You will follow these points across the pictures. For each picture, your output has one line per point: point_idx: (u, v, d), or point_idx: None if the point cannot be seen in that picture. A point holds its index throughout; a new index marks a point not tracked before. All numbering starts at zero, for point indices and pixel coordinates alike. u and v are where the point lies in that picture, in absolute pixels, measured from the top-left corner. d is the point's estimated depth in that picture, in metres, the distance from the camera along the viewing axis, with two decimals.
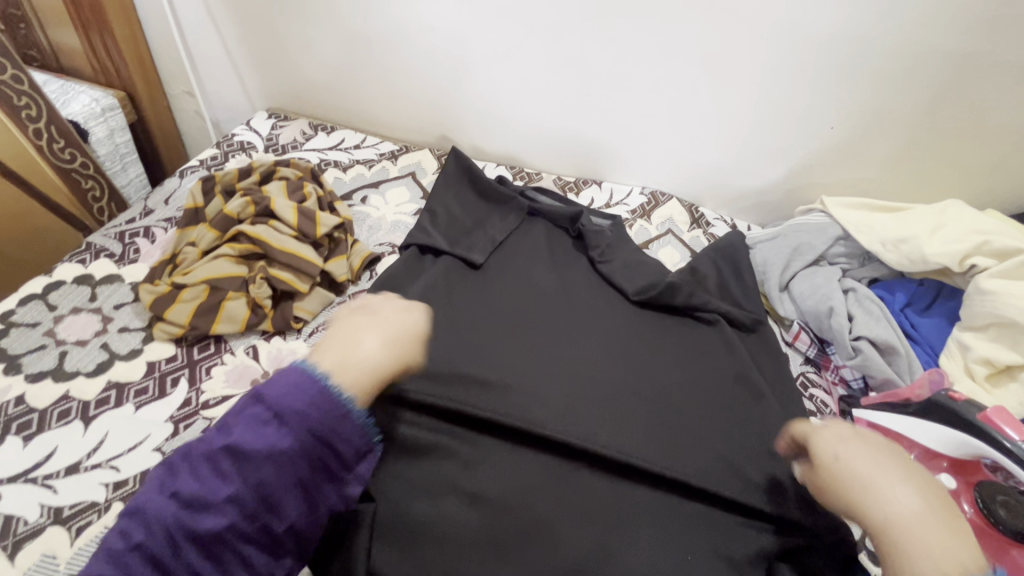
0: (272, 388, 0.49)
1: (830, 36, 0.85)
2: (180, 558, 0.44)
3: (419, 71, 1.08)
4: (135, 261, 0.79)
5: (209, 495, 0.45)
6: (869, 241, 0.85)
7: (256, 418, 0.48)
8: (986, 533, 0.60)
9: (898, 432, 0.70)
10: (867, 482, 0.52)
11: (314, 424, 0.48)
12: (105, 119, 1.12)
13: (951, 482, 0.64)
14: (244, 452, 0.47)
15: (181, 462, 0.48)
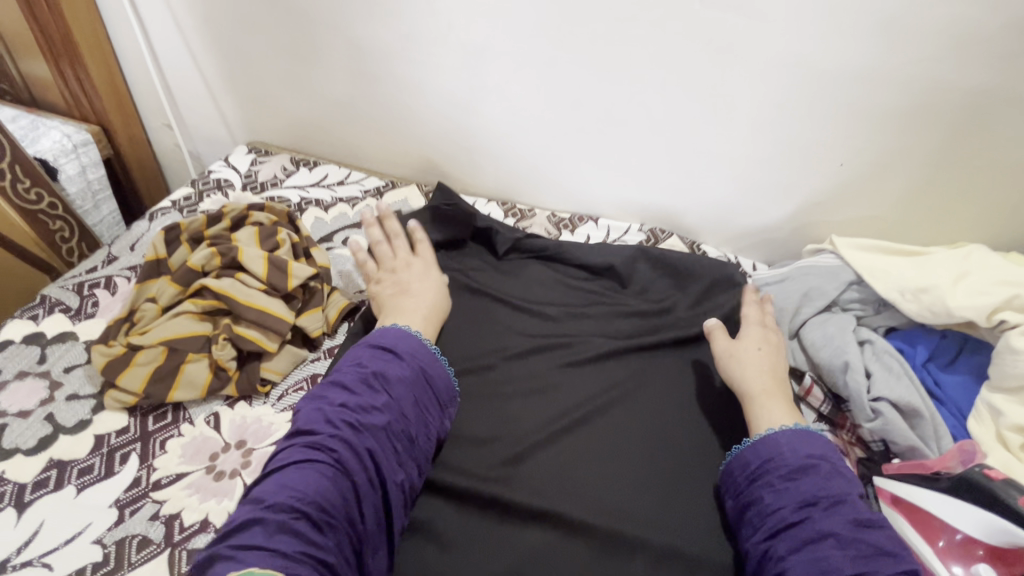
0: (384, 338, 0.67)
1: (835, 70, 0.80)
2: (350, 446, 0.56)
3: (405, 104, 1.04)
4: (92, 316, 0.74)
5: (366, 405, 0.59)
6: (886, 289, 0.79)
7: (382, 358, 0.64)
8: None
9: (923, 509, 0.63)
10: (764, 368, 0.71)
11: (424, 358, 0.67)
12: (76, 155, 1.09)
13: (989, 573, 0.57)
14: (390, 374, 0.62)
15: (321, 394, 0.61)
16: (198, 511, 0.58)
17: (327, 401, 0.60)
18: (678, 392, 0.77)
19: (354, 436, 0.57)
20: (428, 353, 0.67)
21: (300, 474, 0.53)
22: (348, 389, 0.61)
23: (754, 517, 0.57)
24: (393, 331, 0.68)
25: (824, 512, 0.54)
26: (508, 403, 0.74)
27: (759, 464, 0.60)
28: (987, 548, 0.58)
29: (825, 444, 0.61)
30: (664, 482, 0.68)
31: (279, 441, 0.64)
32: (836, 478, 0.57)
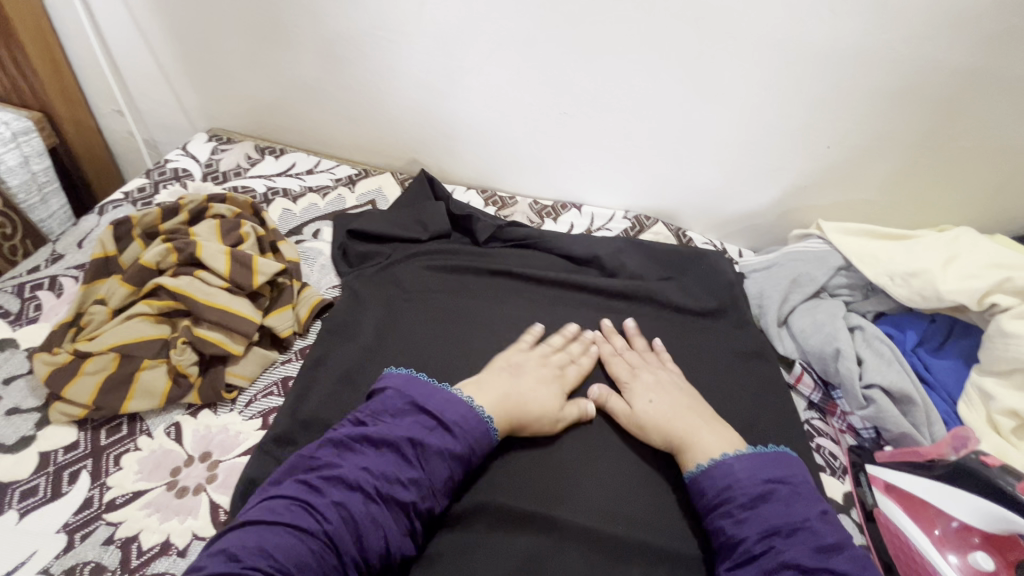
0: (431, 399, 0.60)
1: (824, 49, 0.78)
2: (364, 528, 0.51)
3: (376, 88, 0.98)
4: (34, 321, 0.67)
5: (395, 477, 0.54)
6: (875, 273, 0.77)
7: (423, 421, 0.58)
8: None
9: (922, 499, 0.62)
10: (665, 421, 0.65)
11: (473, 430, 0.59)
12: (16, 144, 0.99)
13: (988, 562, 0.57)
14: (429, 446, 0.56)
15: (346, 445, 0.55)
16: (158, 532, 0.53)
17: (350, 459, 0.54)
18: None
19: (371, 510, 0.52)
20: (479, 425, 0.60)
21: (281, 537, 0.48)
22: (375, 452, 0.55)
23: (722, 547, 0.55)
24: (445, 393, 0.61)
25: (786, 540, 0.52)
26: None
27: (719, 489, 0.58)
28: (984, 538, 0.58)
29: (777, 465, 0.59)
30: (656, 478, 0.65)
31: (247, 452, 0.60)
32: (796, 502, 0.55)
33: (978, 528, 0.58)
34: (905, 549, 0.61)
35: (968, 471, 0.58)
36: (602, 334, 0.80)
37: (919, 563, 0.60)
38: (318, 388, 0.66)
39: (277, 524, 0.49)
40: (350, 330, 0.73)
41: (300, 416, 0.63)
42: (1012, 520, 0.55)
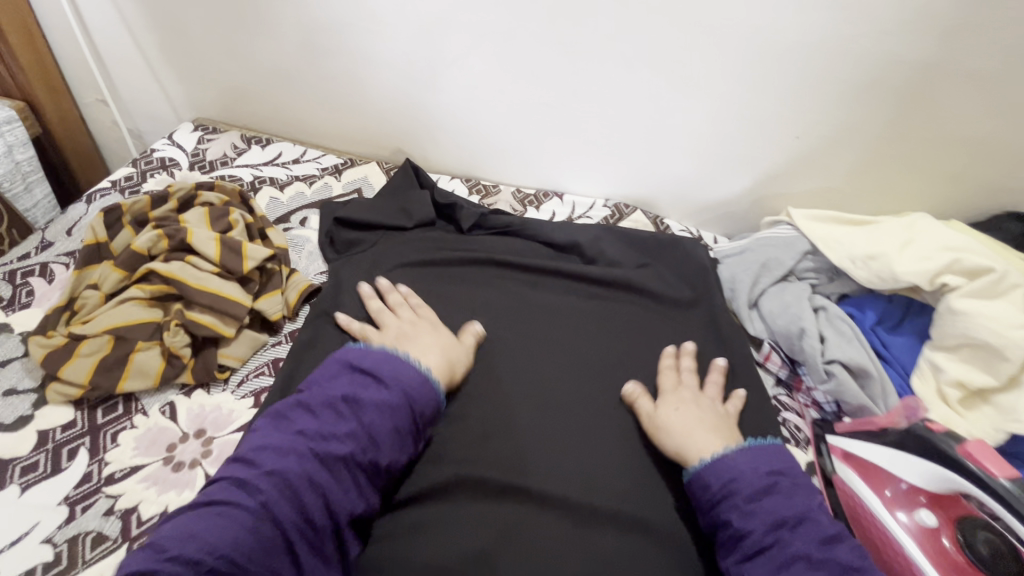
0: (366, 360, 0.63)
1: (790, 42, 0.81)
2: (298, 493, 0.52)
3: (360, 78, 1.00)
4: (27, 306, 0.69)
5: (331, 432, 0.56)
6: (838, 257, 0.82)
7: (359, 381, 0.61)
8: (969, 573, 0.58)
9: (875, 464, 0.67)
10: (686, 430, 0.67)
11: (408, 381, 0.62)
12: (0, 134, 0.99)
13: (931, 518, 0.62)
14: (363, 401, 0.59)
15: (284, 414, 0.59)
16: (156, 504, 0.56)
17: (288, 425, 0.57)
18: (644, 363, 0.79)
19: (307, 468, 0.54)
20: (416, 378, 0.63)
21: (210, 518, 0.49)
22: (314, 414, 0.58)
23: (728, 540, 0.58)
24: (379, 353, 0.65)
25: (792, 532, 0.55)
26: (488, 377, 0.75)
27: (725, 484, 0.60)
28: (929, 497, 0.63)
29: (772, 459, 0.62)
30: (630, 450, 0.69)
31: (241, 428, 0.63)
32: (797, 493, 0.59)
33: (923, 487, 0.63)
34: (861, 509, 0.66)
35: (916, 437, 0.63)
36: (582, 317, 0.83)
37: (872, 522, 0.64)
38: (307, 368, 0.68)
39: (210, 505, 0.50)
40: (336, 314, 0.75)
41: (291, 394, 0.65)
42: (956, 481, 0.59)
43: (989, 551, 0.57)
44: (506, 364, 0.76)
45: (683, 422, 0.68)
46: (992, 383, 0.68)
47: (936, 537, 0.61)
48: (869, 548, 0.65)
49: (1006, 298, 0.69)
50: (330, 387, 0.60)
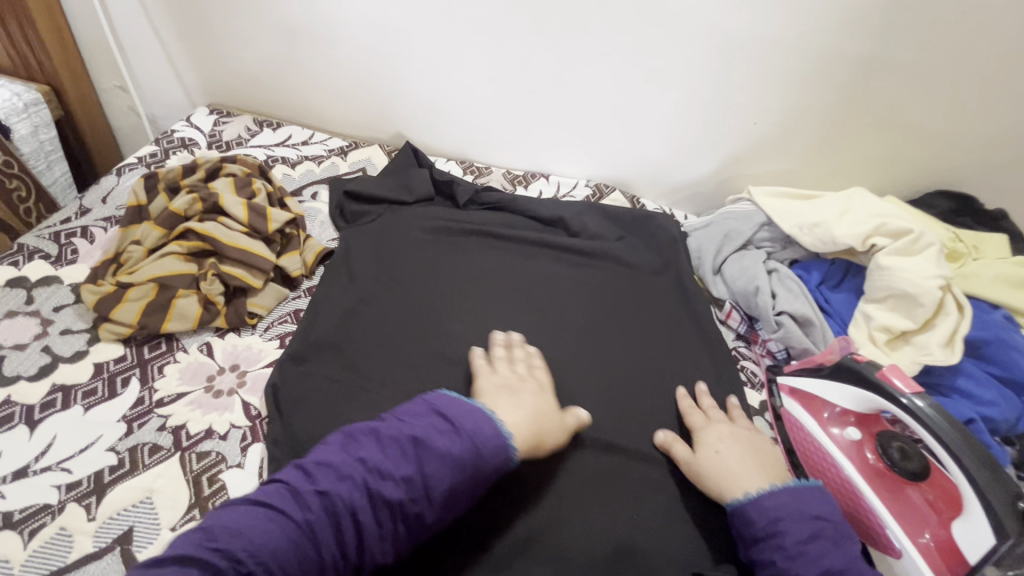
0: (450, 405, 0.59)
1: (746, 38, 0.93)
2: (344, 519, 0.50)
3: (365, 67, 1.09)
4: (73, 262, 0.77)
5: (391, 471, 0.53)
6: (789, 226, 0.94)
7: (436, 423, 0.57)
8: (887, 475, 0.71)
9: (813, 395, 0.77)
10: (727, 471, 0.67)
11: (485, 438, 0.57)
12: (28, 115, 1.07)
13: (858, 434, 0.74)
14: (432, 444, 0.54)
15: (354, 436, 0.56)
16: (202, 422, 0.65)
17: (354, 447, 0.55)
18: (620, 317, 0.90)
19: (356, 500, 0.51)
20: (492, 437, 0.57)
21: (255, 518, 0.49)
22: (380, 445, 0.55)
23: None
24: (466, 404, 0.59)
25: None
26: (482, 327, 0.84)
27: (768, 520, 0.60)
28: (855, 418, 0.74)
29: (817, 503, 0.61)
30: (607, 387, 0.80)
31: (270, 364, 0.72)
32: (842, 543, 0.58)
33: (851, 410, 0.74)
34: (801, 433, 0.78)
35: (847, 367, 0.73)
36: (565, 280, 0.94)
37: (811, 442, 0.76)
38: (325, 317, 0.78)
39: (258, 503, 0.50)
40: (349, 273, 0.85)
41: (314, 338, 0.75)
42: (876, 401, 0.69)
43: (901, 457, 0.70)
44: (500, 316, 0.86)
45: (724, 463, 0.68)
46: (912, 326, 0.80)
47: (861, 451, 0.73)
48: (809, 465, 0.77)
49: (923, 255, 0.82)
50: (408, 422, 0.57)
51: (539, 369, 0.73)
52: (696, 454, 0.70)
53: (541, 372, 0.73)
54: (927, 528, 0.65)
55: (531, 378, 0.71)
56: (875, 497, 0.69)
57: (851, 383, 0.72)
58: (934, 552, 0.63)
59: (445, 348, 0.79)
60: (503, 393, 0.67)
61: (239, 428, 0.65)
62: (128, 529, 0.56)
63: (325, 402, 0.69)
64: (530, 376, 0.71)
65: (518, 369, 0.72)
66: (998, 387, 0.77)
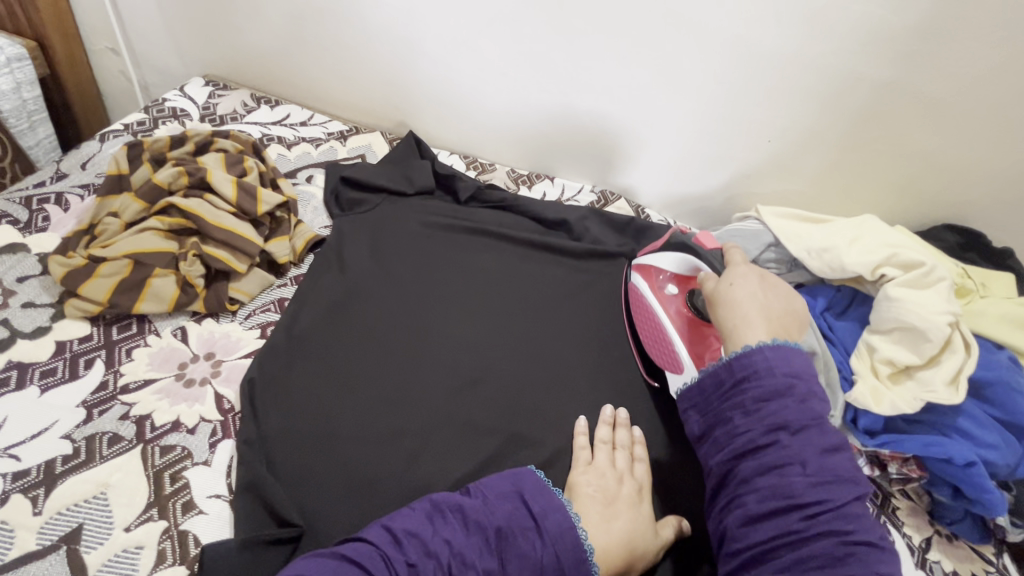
0: (538, 500, 0.56)
1: (768, 52, 0.91)
2: None
3: (373, 49, 1.05)
4: (43, 230, 0.72)
5: (474, 562, 0.50)
6: (797, 249, 0.91)
7: (519, 514, 0.55)
8: (692, 321, 0.76)
9: (648, 261, 0.82)
10: (737, 300, 0.63)
11: (572, 549, 0.53)
12: (10, 70, 1.01)
13: (675, 290, 0.79)
14: (515, 540, 0.52)
15: (444, 511, 0.54)
16: (169, 413, 0.60)
17: (443, 523, 0.53)
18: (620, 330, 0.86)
19: None
20: (574, 544, 0.54)
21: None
22: (467, 526, 0.53)
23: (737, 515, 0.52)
24: (552, 496, 0.57)
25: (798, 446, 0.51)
26: (476, 330, 0.80)
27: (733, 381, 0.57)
28: (675, 277, 0.80)
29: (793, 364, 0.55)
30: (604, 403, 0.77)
31: (249, 354, 0.68)
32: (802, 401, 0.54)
33: (674, 271, 0.80)
34: (635, 295, 0.82)
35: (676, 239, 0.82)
36: (564, 289, 0.89)
37: (640, 300, 0.81)
38: (311, 307, 0.74)
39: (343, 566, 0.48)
40: (339, 263, 0.81)
41: (297, 330, 0.71)
42: (693, 260, 0.78)
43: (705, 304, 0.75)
44: (495, 319, 0.82)
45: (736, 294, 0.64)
46: (918, 361, 0.78)
47: (676, 303, 0.78)
48: (638, 323, 0.80)
49: (933, 289, 0.80)
50: (494, 507, 0.55)
51: (640, 464, 0.67)
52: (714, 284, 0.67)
53: (641, 473, 0.66)
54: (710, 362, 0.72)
55: (630, 478, 0.65)
56: (681, 339, 0.75)
57: (674, 247, 0.80)
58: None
59: (434, 349, 0.75)
60: (596, 499, 0.61)
61: (210, 422, 0.61)
62: (76, 527, 0.51)
63: (304, 399, 0.65)
64: (629, 473, 0.65)
65: (618, 463, 0.66)
66: (999, 431, 0.76)
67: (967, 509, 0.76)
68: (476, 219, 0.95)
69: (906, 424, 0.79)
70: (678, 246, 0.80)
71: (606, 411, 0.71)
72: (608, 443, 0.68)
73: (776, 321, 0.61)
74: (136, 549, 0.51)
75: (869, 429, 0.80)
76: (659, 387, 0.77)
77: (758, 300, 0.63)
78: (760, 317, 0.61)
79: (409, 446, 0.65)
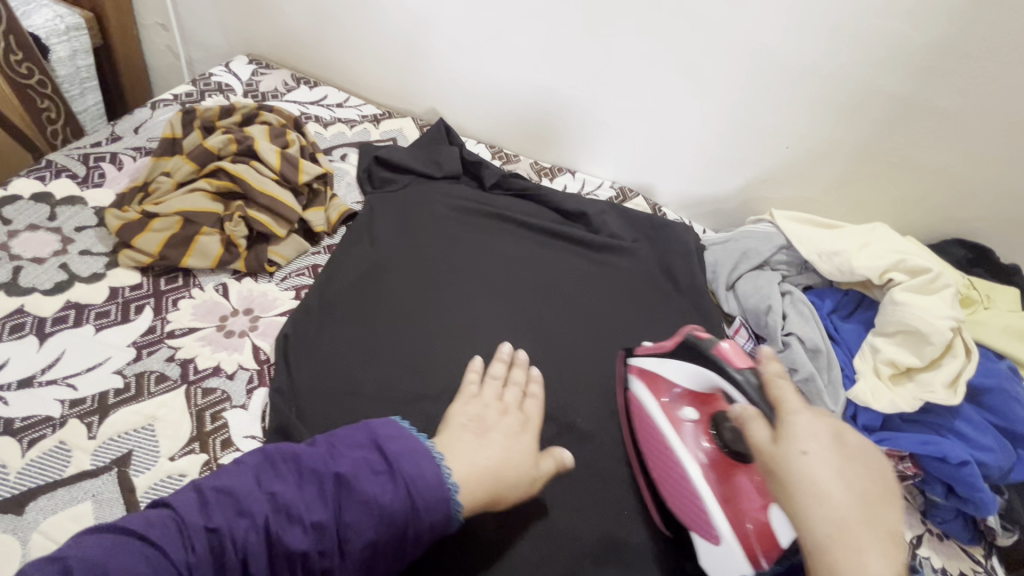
0: (392, 443, 0.57)
1: (791, 60, 0.94)
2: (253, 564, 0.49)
3: (410, 38, 1.10)
4: (99, 186, 0.77)
5: (301, 514, 0.51)
6: (808, 251, 0.94)
7: (370, 461, 0.56)
8: (718, 462, 0.63)
9: (657, 375, 0.71)
10: (820, 484, 0.51)
11: (426, 489, 0.55)
12: (68, 39, 1.06)
13: (694, 416, 0.67)
14: (356, 488, 0.53)
15: (276, 462, 0.55)
16: (211, 359, 0.65)
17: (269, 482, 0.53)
18: (633, 318, 0.89)
19: (254, 541, 0.50)
20: (428, 485, 0.55)
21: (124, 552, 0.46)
22: (295, 482, 0.53)
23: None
24: (409, 440, 0.58)
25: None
26: (496, 309, 0.84)
27: None
28: (689, 394, 0.68)
29: None
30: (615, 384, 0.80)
31: (284, 313, 0.72)
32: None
33: (687, 387, 0.68)
34: (645, 418, 0.71)
35: (690, 348, 0.68)
36: (582, 277, 0.93)
37: (650, 424, 0.70)
38: (343, 276, 0.79)
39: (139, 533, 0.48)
40: (371, 237, 0.85)
41: (328, 294, 0.76)
42: (708, 378, 0.64)
43: (732, 438, 0.62)
44: (515, 301, 0.86)
45: (821, 475, 0.51)
46: (918, 363, 0.81)
47: (696, 434, 0.66)
48: (651, 453, 0.69)
49: (938, 295, 0.83)
50: (340, 454, 0.56)
51: (530, 401, 0.70)
52: (781, 452, 0.54)
53: (530, 408, 0.69)
54: (748, 519, 0.59)
55: (516, 411, 0.67)
56: (705, 487, 0.62)
57: (689, 360, 0.67)
58: (752, 538, 0.58)
59: (456, 322, 0.80)
60: (469, 432, 0.62)
61: (247, 370, 0.65)
62: (127, 452, 0.55)
63: (336, 359, 0.70)
64: (515, 408, 0.68)
65: (506, 397, 0.69)
66: (995, 435, 0.78)
67: (958, 509, 0.78)
68: (501, 206, 0.99)
69: (903, 423, 0.82)
70: (690, 356, 0.67)
71: (504, 348, 0.74)
72: (499, 378, 0.71)
73: (874, 517, 0.50)
74: (180, 477, 0.55)
75: (868, 426, 0.82)
76: (674, 536, 0.66)
77: (848, 482, 0.51)
78: (856, 517, 0.49)
79: (430, 410, 0.69)
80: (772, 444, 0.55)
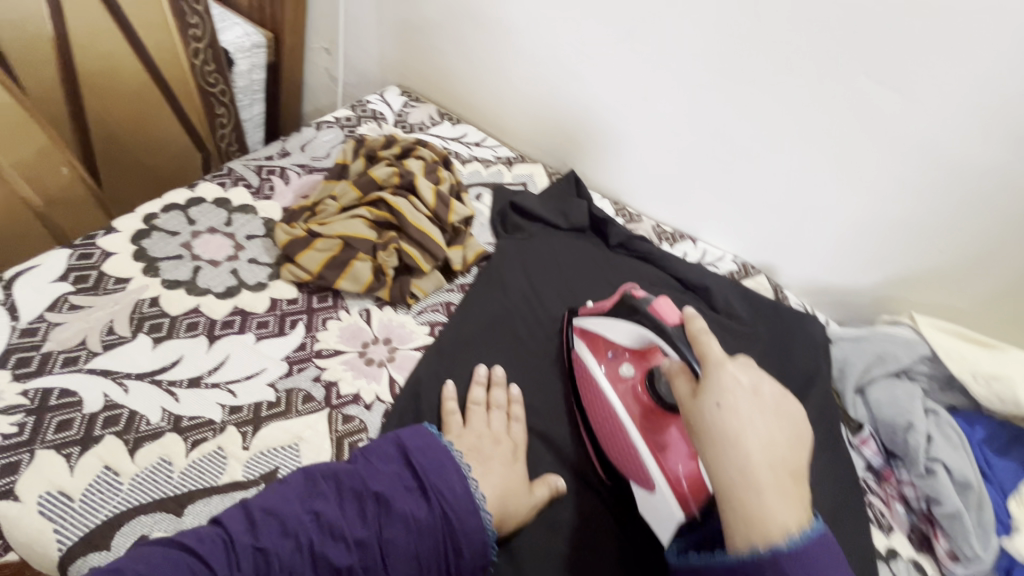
0: (423, 456, 0.59)
1: (969, 164, 0.84)
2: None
3: (557, 88, 1.12)
4: (268, 198, 0.83)
5: (345, 531, 0.53)
6: (960, 370, 0.86)
7: (402, 478, 0.57)
8: (650, 411, 0.69)
9: (599, 337, 0.75)
10: (734, 431, 0.46)
11: (454, 506, 0.57)
12: (250, 54, 1.21)
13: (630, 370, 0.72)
14: (394, 505, 0.55)
15: (316, 481, 0.55)
16: (352, 385, 0.66)
17: (314, 497, 0.54)
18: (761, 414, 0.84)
19: (302, 562, 0.51)
20: (462, 501, 0.57)
21: (171, 567, 0.47)
22: (337, 498, 0.55)
23: None
24: (438, 454, 0.60)
25: None
26: None
27: None
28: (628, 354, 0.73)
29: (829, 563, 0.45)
30: None
31: (419, 348, 0.73)
32: None
33: (627, 346, 0.72)
34: (585, 376, 0.74)
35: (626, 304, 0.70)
36: None
37: (591, 385, 0.73)
38: (473, 321, 0.78)
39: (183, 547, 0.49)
40: (501, 283, 0.85)
41: (457, 338, 0.76)
42: (643, 335, 0.67)
43: (665, 391, 0.68)
44: None
45: (732, 426, 0.47)
46: None
47: (631, 385, 0.71)
48: (589, 405, 0.73)
49: None
50: (377, 466, 0.58)
51: (516, 424, 0.69)
52: (695, 399, 0.51)
53: (518, 430, 0.69)
54: (680, 470, 0.64)
55: (506, 437, 0.67)
56: (638, 434, 0.67)
57: (622, 317, 0.70)
58: (681, 483, 0.63)
59: None
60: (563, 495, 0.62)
61: (384, 403, 0.66)
62: (272, 469, 0.58)
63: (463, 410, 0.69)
64: (506, 435, 0.67)
65: (495, 424, 0.68)
66: None
67: None
68: (627, 268, 0.96)
69: None
70: (628, 317, 0.69)
71: (480, 371, 0.72)
72: (481, 404, 0.69)
73: (787, 467, 0.46)
74: None
75: None
76: None
77: (764, 423, 0.47)
78: (764, 472, 0.45)
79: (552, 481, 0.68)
80: (688, 395, 0.52)
